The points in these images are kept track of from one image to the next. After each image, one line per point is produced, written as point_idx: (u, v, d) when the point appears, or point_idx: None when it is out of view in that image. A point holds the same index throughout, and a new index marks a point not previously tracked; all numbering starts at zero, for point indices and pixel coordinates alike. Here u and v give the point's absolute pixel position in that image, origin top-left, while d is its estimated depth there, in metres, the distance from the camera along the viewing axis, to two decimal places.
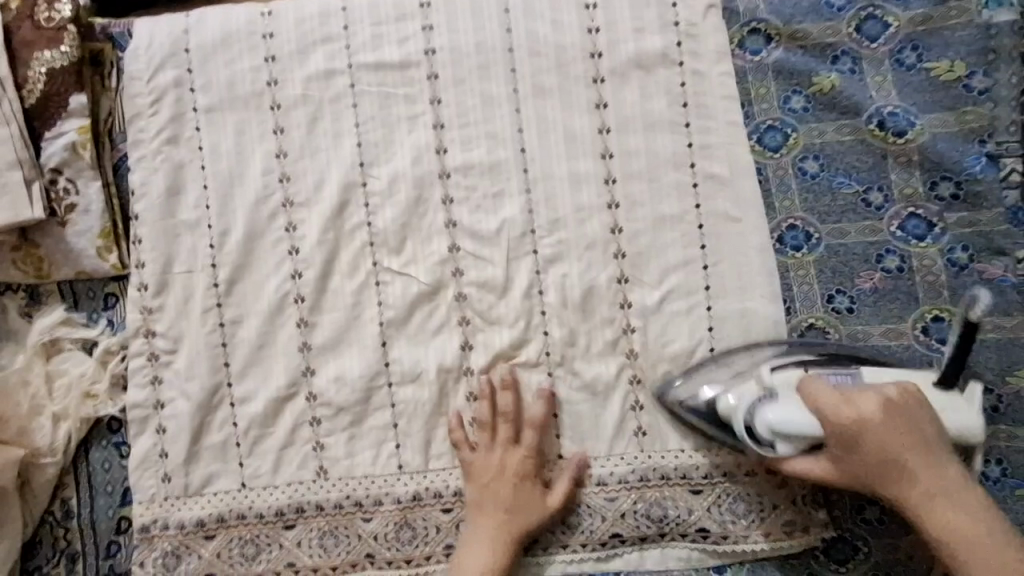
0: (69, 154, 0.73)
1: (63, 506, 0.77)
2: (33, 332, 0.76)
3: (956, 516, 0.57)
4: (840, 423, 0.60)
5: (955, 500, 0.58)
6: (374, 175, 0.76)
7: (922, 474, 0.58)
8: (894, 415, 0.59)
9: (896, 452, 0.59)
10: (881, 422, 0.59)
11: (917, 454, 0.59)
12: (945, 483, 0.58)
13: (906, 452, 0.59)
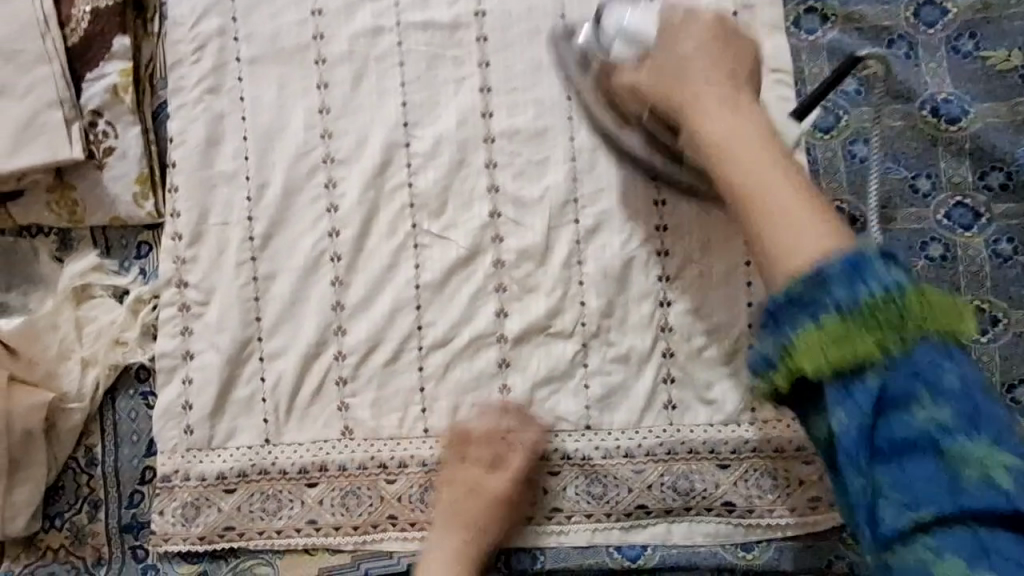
0: (109, 97, 0.72)
1: (87, 454, 0.76)
2: (64, 276, 0.75)
3: (781, 196, 0.51)
4: (670, 36, 0.62)
5: (753, 173, 0.53)
6: (417, 136, 0.75)
7: (724, 141, 0.56)
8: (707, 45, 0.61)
9: (688, 78, 0.60)
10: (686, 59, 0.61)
11: (720, 127, 0.57)
12: (714, 126, 0.56)
13: (719, 143, 0.56)
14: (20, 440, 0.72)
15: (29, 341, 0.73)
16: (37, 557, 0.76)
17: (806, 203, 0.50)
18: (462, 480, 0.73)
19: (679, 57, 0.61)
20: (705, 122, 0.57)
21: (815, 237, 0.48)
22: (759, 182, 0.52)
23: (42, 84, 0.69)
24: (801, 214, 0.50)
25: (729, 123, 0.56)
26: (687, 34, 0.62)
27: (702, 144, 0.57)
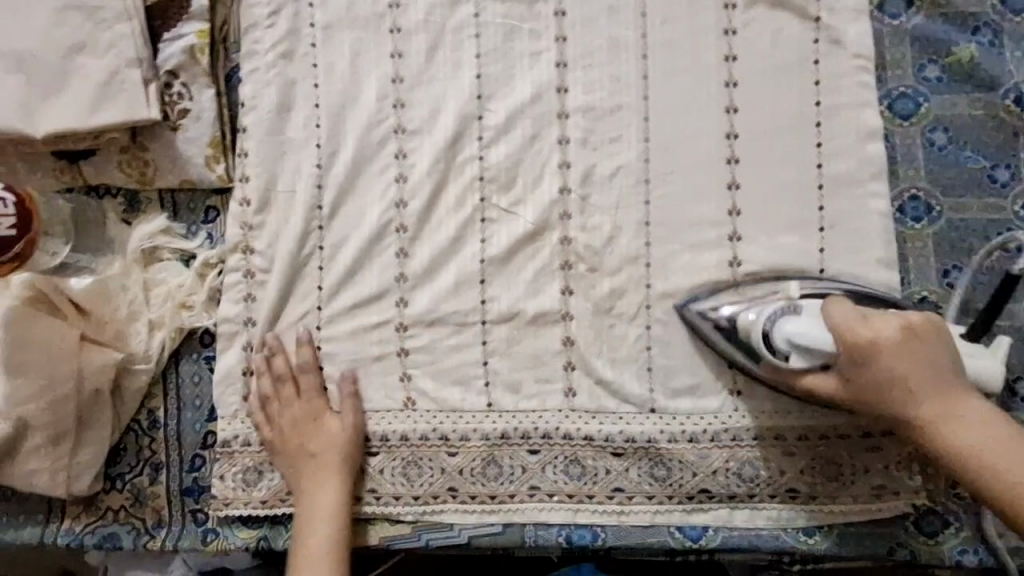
0: (186, 58, 0.71)
1: (150, 416, 0.76)
2: (133, 238, 0.75)
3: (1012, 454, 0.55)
4: (870, 364, 0.60)
5: (980, 435, 0.57)
6: (491, 109, 0.75)
7: (947, 423, 0.58)
8: (900, 338, 0.59)
9: (887, 368, 0.59)
10: (908, 340, 0.60)
11: (972, 424, 0.57)
12: (969, 411, 0.58)
13: (962, 442, 0.57)
14: (88, 399, 0.72)
15: (98, 301, 0.72)
16: (97, 517, 0.76)
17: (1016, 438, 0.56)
18: (333, 437, 0.72)
19: (893, 354, 0.59)
20: (960, 417, 0.58)
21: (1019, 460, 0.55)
22: (993, 444, 0.56)
23: (122, 42, 0.68)
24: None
25: (975, 420, 0.57)
26: (871, 323, 0.60)
27: (964, 467, 0.57)
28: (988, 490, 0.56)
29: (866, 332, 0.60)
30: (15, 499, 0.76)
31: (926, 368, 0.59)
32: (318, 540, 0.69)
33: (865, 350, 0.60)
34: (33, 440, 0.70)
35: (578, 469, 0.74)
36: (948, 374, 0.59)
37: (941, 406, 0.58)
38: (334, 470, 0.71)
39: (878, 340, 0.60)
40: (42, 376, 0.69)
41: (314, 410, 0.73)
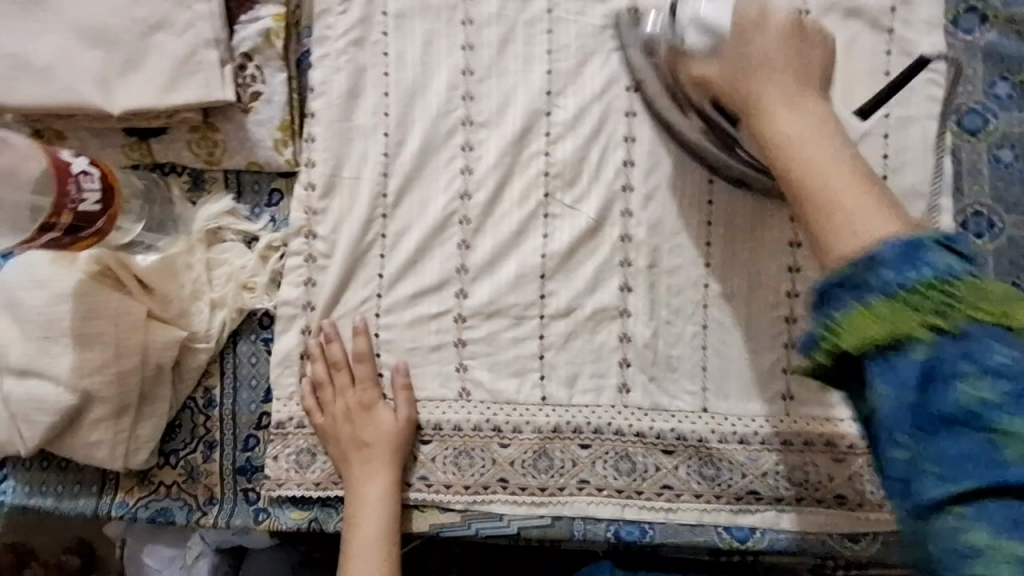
0: (262, 40, 0.71)
1: (206, 394, 0.77)
2: (198, 218, 0.75)
3: (831, 170, 0.54)
4: (749, 53, 0.61)
5: (821, 152, 0.55)
6: (559, 105, 0.76)
7: (809, 139, 0.57)
8: (781, 58, 0.60)
9: (765, 88, 0.60)
10: (737, 79, 0.61)
11: (778, 86, 0.60)
12: (794, 120, 0.57)
13: (779, 136, 0.58)
14: (151, 374, 0.73)
15: (163, 278, 0.73)
16: (149, 492, 0.77)
17: (848, 160, 0.55)
18: (388, 430, 0.73)
19: (755, 62, 0.60)
20: (805, 149, 0.56)
21: (831, 137, 0.56)
22: (798, 137, 0.57)
23: (201, 22, 0.68)
24: (836, 183, 0.54)
25: (795, 106, 0.58)
26: (758, 31, 0.61)
27: (773, 147, 0.58)
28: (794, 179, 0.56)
29: (770, 95, 0.59)
30: (70, 470, 0.78)
31: (803, 106, 0.58)
32: (366, 531, 0.70)
33: (753, 100, 0.59)
34: (97, 412, 0.71)
35: (628, 466, 0.74)
36: (799, 89, 0.59)
37: (789, 115, 0.58)
38: (385, 462, 0.72)
39: (717, 71, 0.63)
40: (112, 347, 0.70)
41: (365, 400, 0.74)
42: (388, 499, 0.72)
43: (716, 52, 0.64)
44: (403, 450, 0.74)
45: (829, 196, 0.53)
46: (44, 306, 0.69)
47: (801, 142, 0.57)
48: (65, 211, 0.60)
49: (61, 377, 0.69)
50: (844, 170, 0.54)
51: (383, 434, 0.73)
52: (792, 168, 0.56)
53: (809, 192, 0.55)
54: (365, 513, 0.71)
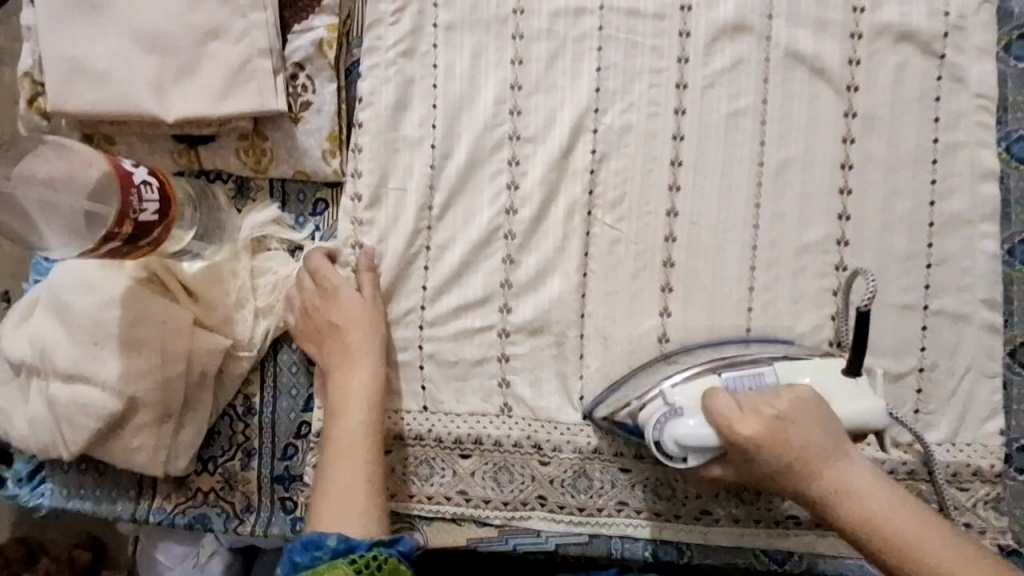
0: (315, 50, 0.72)
1: (246, 402, 0.77)
2: (243, 226, 0.76)
3: (904, 513, 0.48)
4: (763, 451, 0.52)
5: (892, 507, 0.49)
6: (607, 123, 0.75)
7: (880, 513, 0.49)
8: (789, 417, 0.53)
9: (822, 468, 0.51)
10: (783, 428, 0.52)
11: (810, 435, 0.52)
12: (860, 477, 0.50)
13: (848, 489, 0.50)
14: (195, 381, 0.73)
15: (210, 285, 0.73)
16: (187, 498, 0.77)
17: (918, 508, 0.49)
18: (364, 317, 0.72)
19: (792, 437, 0.52)
20: (873, 503, 0.49)
21: (910, 517, 0.48)
22: (877, 514, 0.49)
23: (256, 30, 0.68)
24: (948, 556, 0.47)
25: (822, 433, 0.52)
26: (733, 406, 0.54)
27: (869, 534, 0.49)
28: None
29: (742, 425, 0.53)
30: (108, 474, 0.78)
31: (864, 480, 0.50)
32: (348, 419, 0.67)
33: (809, 477, 0.51)
34: (142, 417, 0.71)
35: (667, 489, 0.74)
36: (835, 452, 0.51)
37: (847, 471, 0.51)
38: (367, 351, 0.70)
39: (755, 432, 0.52)
40: (158, 351, 0.70)
41: (336, 290, 0.72)
42: (369, 379, 0.69)
43: (704, 456, 0.57)
44: (377, 334, 0.72)
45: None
46: (92, 311, 0.69)
47: (870, 518, 0.49)
48: (127, 221, 0.59)
49: (107, 382, 0.70)
50: (910, 506, 0.49)
51: (359, 319, 0.71)
52: (897, 558, 0.48)
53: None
54: (350, 400, 0.68)
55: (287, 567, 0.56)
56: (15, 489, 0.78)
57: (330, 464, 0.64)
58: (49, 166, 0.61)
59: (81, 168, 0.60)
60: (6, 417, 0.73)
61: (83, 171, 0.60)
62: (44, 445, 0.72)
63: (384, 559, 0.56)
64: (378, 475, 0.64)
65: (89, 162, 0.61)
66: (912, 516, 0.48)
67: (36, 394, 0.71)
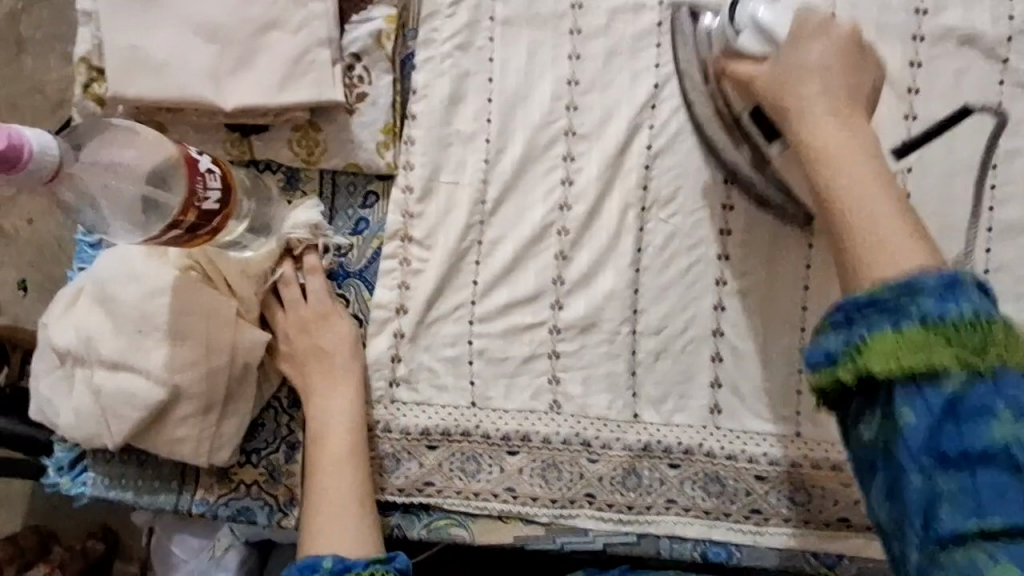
0: (371, 42, 0.71)
1: (291, 395, 0.77)
2: (289, 219, 0.74)
3: (847, 179, 0.55)
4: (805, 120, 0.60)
5: (854, 163, 0.56)
6: (661, 120, 0.75)
7: (836, 152, 0.57)
8: (824, 57, 0.61)
9: (811, 117, 0.60)
10: (797, 118, 0.60)
11: (837, 135, 0.58)
12: (841, 175, 0.56)
13: (807, 138, 0.59)
14: (237, 373, 0.71)
15: (254, 280, 0.72)
16: (230, 489, 0.77)
17: (879, 199, 0.54)
18: (343, 339, 0.73)
19: (790, 86, 0.61)
20: (833, 142, 0.58)
21: (858, 172, 0.55)
22: (835, 136, 0.58)
23: (316, 20, 0.67)
24: (884, 226, 0.53)
25: (832, 122, 0.58)
26: (816, 39, 0.62)
27: (835, 204, 0.55)
28: (836, 217, 0.55)
29: (815, 81, 0.61)
30: (150, 465, 0.77)
31: (835, 82, 0.60)
32: (334, 449, 0.69)
33: (792, 110, 0.60)
34: (184, 410, 0.69)
35: (717, 488, 0.73)
36: (847, 106, 0.59)
37: (817, 127, 0.59)
38: (338, 377, 0.72)
39: (764, 69, 0.63)
40: (203, 344, 0.68)
41: (318, 308, 0.73)
42: (353, 410, 0.71)
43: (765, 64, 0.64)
44: (360, 362, 0.74)
45: (852, 217, 0.53)
46: (138, 300, 0.68)
47: (831, 147, 0.57)
48: (191, 209, 0.58)
49: (152, 372, 0.67)
50: (873, 195, 0.54)
51: (333, 343, 0.72)
52: (833, 203, 0.55)
53: (846, 216, 0.54)
54: (331, 435, 0.70)
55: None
56: (56, 478, 0.78)
57: (321, 490, 0.67)
58: (114, 152, 0.60)
59: (144, 155, 0.60)
60: (54, 407, 0.73)
61: (146, 157, 0.60)
62: (89, 436, 0.71)
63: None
64: (367, 502, 0.68)
65: (154, 148, 0.60)
66: (866, 162, 0.56)
67: (80, 385, 0.69)
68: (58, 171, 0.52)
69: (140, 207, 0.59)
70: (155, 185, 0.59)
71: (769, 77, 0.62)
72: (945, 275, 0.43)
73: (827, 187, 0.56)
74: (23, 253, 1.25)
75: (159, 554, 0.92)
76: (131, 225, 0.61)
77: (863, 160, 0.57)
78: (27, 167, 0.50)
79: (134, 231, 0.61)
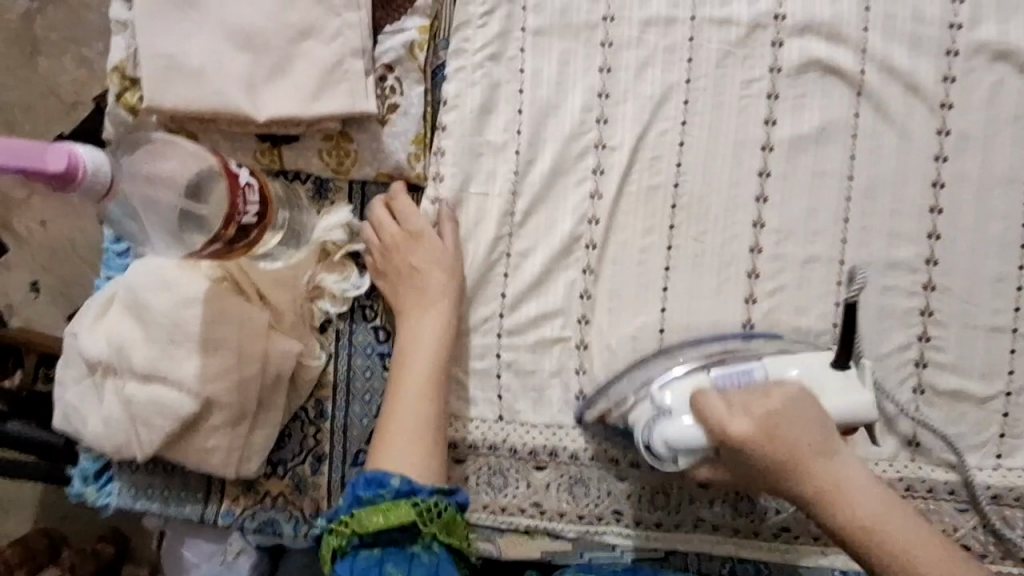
0: (404, 52, 0.71)
1: (317, 406, 0.76)
2: (318, 228, 0.73)
3: (890, 520, 0.53)
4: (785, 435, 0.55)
5: (852, 472, 0.55)
6: (693, 134, 0.74)
7: (855, 513, 0.53)
8: (764, 431, 0.56)
9: (790, 433, 0.56)
10: (769, 429, 0.56)
11: (805, 439, 0.56)
12: (848, 473, 0.55)
13: (828, 483, 0.54)
14: (269, 382, 0.71)
15: (281, 289, 0.72)
16: (256, 501, 0.77)
17: (888, 499, 0.54)
18: (437, 259, 0.72)
19: (781, 437, 0.55)
20: (812, 460, 0.55)
21: (882, 505, 0.53)
22: (867, 499, 0.54)
23: (350, 30, 0.67)
24: (916, 545, 0.52)
25: (809, 426, 0.57)
26: (739, 410, 0.58)
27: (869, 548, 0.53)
28: (870, 552, 0.53)
29: (734, 423, 0.57)
30: (176, 475, 0.77)
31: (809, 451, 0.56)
32: (415, 371, 0.68)
33: (790, 458, 0.55)
34: (215, 420, 0.70)
35: (746, 505, 0.73)
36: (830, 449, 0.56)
37: (830, 466, 0.55)
38: (431, 300, 0.71)
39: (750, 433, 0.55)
40: (234, 355, 0.68)
41: (414, 228, 0.72)
42: (439, 331, 0.69)
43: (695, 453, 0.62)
44: (453, 287, 0.72)
45: (901, 559, 0.52)
46: (170, 310, 0.67)
47: (807, 457, 0.55)
48: (232, 224, 0.59)
49: (184, 382, 0.67)
50: (895, 508, 0.53)
51: (429, 259, 0.71)
52: (868, 532, 0.53)
53: (901, 569, 0.52)
54: (414, 349, 0.69)
55: (350, 500, 0.59)
56: (81, 488, 0.78)
57: (394, 411, 0.66)
58: (150, 156, 0.59)
59: (184, 167, 0.59)
60: (83, 416, 0.73)
61: (187, 170, 0.59)
62: (118, 445, 0.71)
63: (443, 509, 0.59)
64: (439, 434, 0.66)
65: (195, 160, 0.60)
66: (881, 503, 0.53)
67: (111, 393, 0.70)
68: (111, 187, 0.51)
69: (183, 220, 0.60)
70: (199, 200, 0.59)
71: (756, 429, 0.56)
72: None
73: (848, 531, 0.54)
74: (35, 256, 1.25)
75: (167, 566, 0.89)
76: (171, 234, 0.61)
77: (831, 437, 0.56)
78: (84, 186, 0.49)
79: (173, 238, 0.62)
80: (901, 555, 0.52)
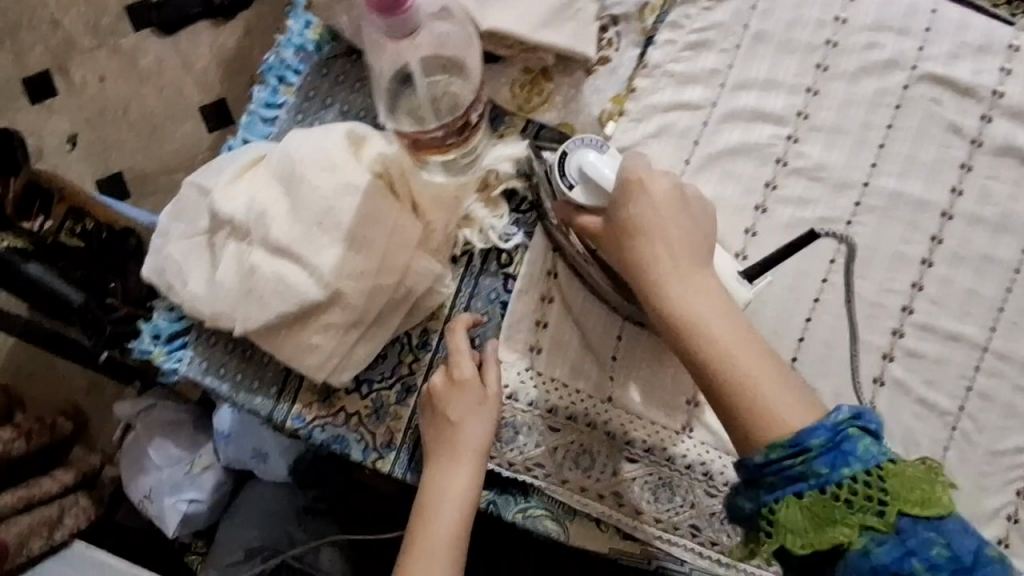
0: (634, 12, 0.73)
1: (422, 335, 0.72)
2: (486, 159, 0.70)
3: (711, 312, 0.54)
4: (631, 215, 0.58)
5: (708, 304, 0.54)
6: (878, 179, 0.73)
7: (685, 287, 0.55)
8: (675, 206, 0.58)
9: (652, 262, 0.56)
10: (632, 236, 0.58)
11: (678, 242, 0.57)
12: (688, 292, 0.55)
13: (691, 320, 0.53)
14: (398, 298, 0.67)
15: (437, 206, 0.67)
16: (328, 414, 0.72)
17: (732, 317, 0.54)
18: (475, 414, 0.67)
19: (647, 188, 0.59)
20: (679, 294, 0.55)
21: (705, 281, 0.55)
22: (682, 245, 0.57)
23: None
24: (760, 377, 0.51)
25: (720, 304, 0.54)
26: (642, 198, 0.58)
27: (685, 329, 0.54)
28: (698, 352, 0.53)
29: (659, 188, 0.58)
30: (253, 362, 0.72)
31: (681, 247, 0.57)
32: (440, 524, 0.64)
33: (652, 281, 0.56)
34: (332, 317, 0.65)
35: None
36: (703, 257, 0.57)
37: (665, 266, 0.56)
38: (468, 449, 0.66)
39: (604, 229, 0.61)
40: (380, 255, 0.64)
41: (461, 376, 0.68)
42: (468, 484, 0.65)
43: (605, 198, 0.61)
44: (487, 436, 0.67)
45: (713, 351, 0.52)
46: (328, 193, 0.63)
47: (691, 311, 0.54)
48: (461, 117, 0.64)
49: (318, 269, 0.63)
50: (731, 321, 0.53)
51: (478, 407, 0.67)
52: (680, 329, 0.54)
53: (757, 412, 0.50)
54: (439, 508, 0.65)
55: None
56: (149, 346, 0.73)
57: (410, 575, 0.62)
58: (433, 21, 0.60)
59: (444, 55, 0.62)
60: (183, 274, 0.68)
61: (443, 62, 0.62)
62: (217, 313, 0.66)
63: None
64: None
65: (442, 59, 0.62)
66: (723, 314, 0.54)
67: (229, 256, 0.65)
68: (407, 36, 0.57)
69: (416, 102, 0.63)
70: (440, 101, 0.63)
71: (609, 237, 0.60)
72: (825, 424, 0.48)
73: (678, 330, 0.54)
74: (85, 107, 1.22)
75: (131, 450, 1.11)
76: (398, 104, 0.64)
77: (668, 232, 0.57)
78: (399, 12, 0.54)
79: (389, 98, 0.64)
80: (740, 382, 0.51)
